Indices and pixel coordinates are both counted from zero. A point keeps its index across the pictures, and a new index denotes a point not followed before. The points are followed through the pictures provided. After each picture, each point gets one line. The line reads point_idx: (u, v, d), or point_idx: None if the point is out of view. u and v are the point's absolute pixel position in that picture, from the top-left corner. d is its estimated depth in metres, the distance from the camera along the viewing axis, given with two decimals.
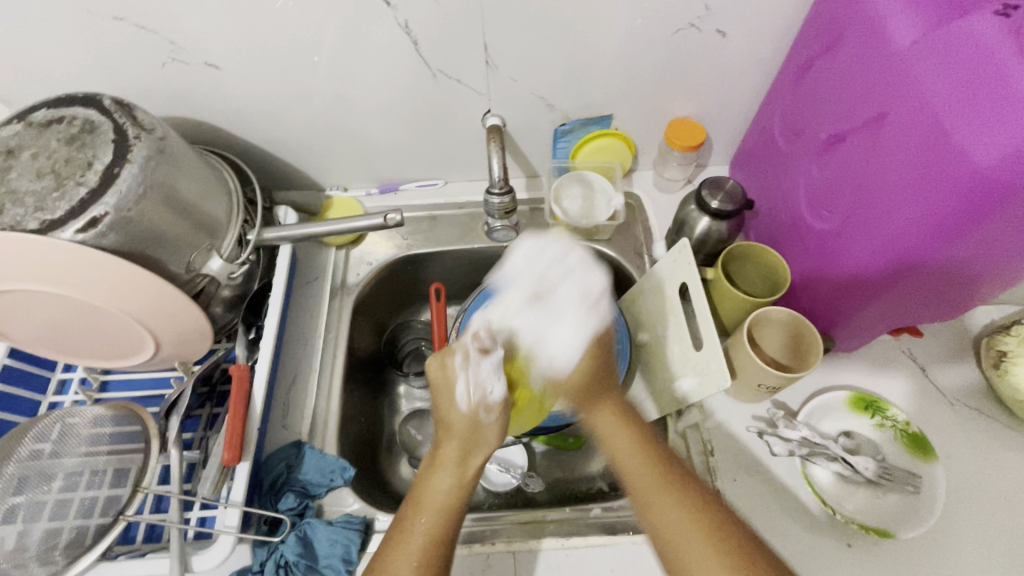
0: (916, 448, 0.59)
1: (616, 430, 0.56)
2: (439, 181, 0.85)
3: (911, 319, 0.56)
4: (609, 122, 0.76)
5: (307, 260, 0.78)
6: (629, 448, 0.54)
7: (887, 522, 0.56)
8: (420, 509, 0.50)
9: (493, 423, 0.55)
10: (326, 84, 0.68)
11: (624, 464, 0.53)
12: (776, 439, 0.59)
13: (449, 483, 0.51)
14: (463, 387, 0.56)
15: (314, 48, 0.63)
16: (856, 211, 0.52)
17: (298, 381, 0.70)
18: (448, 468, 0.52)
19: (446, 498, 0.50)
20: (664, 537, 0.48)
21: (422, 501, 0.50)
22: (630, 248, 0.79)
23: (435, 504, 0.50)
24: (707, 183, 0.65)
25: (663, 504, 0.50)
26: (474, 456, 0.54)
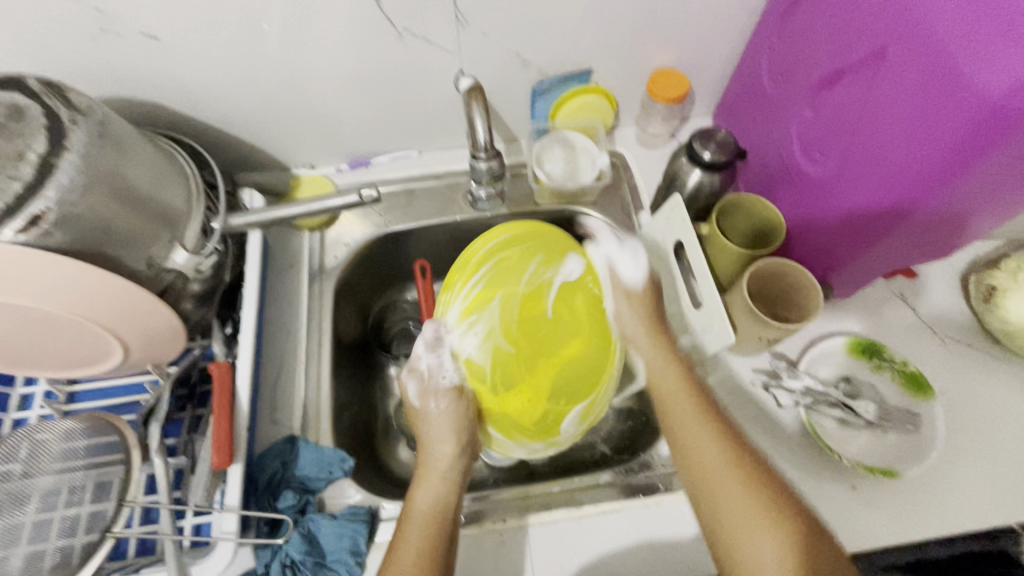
0: (912, 387, 0.59)
1: (705, 450, 0.52)
2: (413, 152, 0.80)
3: (905, 262, 0.56)
4: (589, 77, 0.73)
5: (280, 245, 0.73)
6: (690, 413, 0.55)
7: (888, 464, 0.56)
8: (411, 524, 0.52)
9: (443, 409, 0.56)
10: (281, 52, 0.62)
11: (687, 442, 0.53)
12: (780, 391, 0.61)
13: (437, 490, 0.55)
14: (438, 412, 0.57)
15: (264, 11, 0.57)
16: (856, 153, 0.50)
17: (284, 373, 0.66)
18: (434, 478, 0.55)
19: (433, 509, 0.53)
20: (699, 455, 0.52)
21: (410, 515, 0.53)
22: (618, 209, 0.77)
23: (424, 516, 0.52)
24: (698, 135, 0.61)
25: (721, 483, 0.50)
26: (453, 471, 0.56)
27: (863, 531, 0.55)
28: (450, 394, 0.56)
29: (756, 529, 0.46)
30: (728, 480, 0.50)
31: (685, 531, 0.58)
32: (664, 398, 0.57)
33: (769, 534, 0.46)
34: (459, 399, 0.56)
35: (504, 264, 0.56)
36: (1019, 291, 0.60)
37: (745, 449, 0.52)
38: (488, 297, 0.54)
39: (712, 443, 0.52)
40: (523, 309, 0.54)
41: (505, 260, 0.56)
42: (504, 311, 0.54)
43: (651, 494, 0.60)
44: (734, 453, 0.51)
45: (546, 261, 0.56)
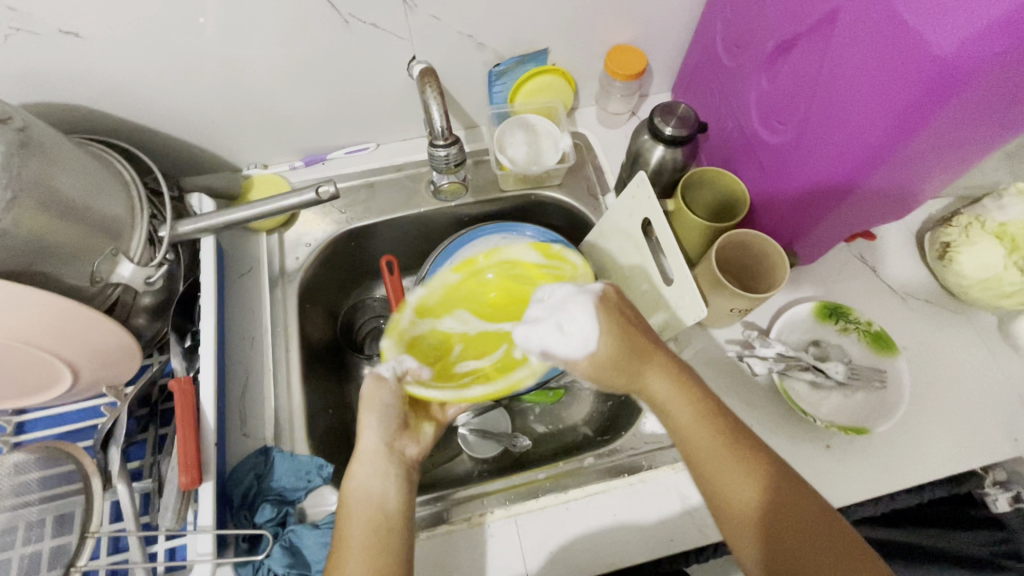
0: (878, 345, 0.61)
1: (697, 435, 0.48)
2: (370, 145, 0.78)
3: (863, 224, 0.57)
4: (545, 57, 0.71)
5: (235, 250, 0.70)
6: (681, 403, 0.49)
7: (858, 421, 0.58)
8: (351, 524, 0.48)
9: (369, 404, 0.51)
10: (218, 44, 0.58)
11: (683, 427, 0.49)
12: (754, 359, 0.61)
13: (368, 479, 0.50)
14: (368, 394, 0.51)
15: (197, 5, 0.54)
16: (813, 119, 0.51)
17: (251, 383, 0.63)
18: (364, 461, 0.50)
19: (371, 506, 0.49)
20: (708, 467, 0.47)
21: (348, 513, 0.49)
22: (584, 190, 0.76)
23: (365, 515, 0.48)
24: (658, 110, 0.60)
25: (730, 472, 0.46)
26: (390, 459, 0.51)
27: (840, 489, 0.56)
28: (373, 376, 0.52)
29: (770, 511, 0.45)
30: (739, 489, 0.46)
31: (672, 505, 0.58)
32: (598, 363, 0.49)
33: (780, 521, 0.44)
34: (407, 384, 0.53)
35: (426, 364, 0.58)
36: (971, 245, 0.62)
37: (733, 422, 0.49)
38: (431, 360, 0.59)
39: (697, 422, 0.48)
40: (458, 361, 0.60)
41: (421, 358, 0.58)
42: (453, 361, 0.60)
43: (635, 472, 0.60)
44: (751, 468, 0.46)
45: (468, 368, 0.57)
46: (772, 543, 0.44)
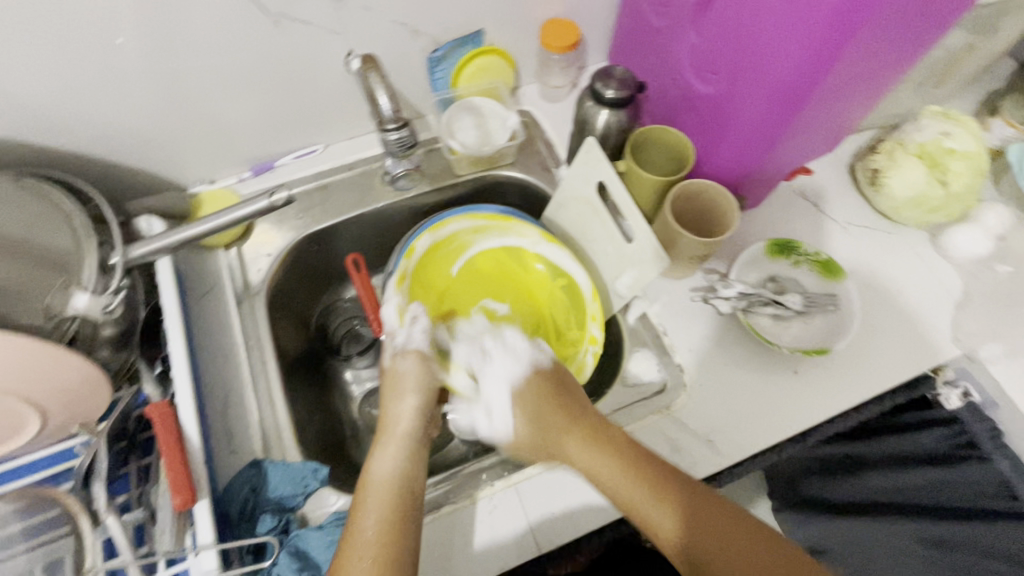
0: (827, 273, 0.65)
1: (602, 468, 0.53)
2: (318, 146, 0.76)
3: (792, 155, 0.62)
4: (482, 37, 0.72)
5: (194, 270, 0.68)
6: (581, 441, 0.55)
7: (816, 345, 0.62)
8: (370, 493, 0.52)
9: (409, 364, 0.62)
10: (147, 61, 0.57)
11: (594, 472, 0.53)
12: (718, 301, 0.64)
13: (390, 460, 0.55)
14: (404, 372, 0.62)
15: (123, 24, 0.53)
16: (739, 63, 0.54)
17: (232, 399, 0.62)
18: (388, 449, 0.56)
19: (387, 478, 0.53)
20: (622, 499, 0.51)
21: (366, 486, 0.53)
22: (538, 166, 0.78)
23: (380, 487, 0.52)
24: (597, 75, 0.61)
25: (639, 501, 0.50)
26: (410, 438, 0.58)
27: (808, 408, 0.61)
28: (416, 355, 0.62)
29: (688, 542, 0.47)
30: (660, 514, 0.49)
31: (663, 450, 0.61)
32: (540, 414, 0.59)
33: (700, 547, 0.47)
34: (422, 359, 0.63)
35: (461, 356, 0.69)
36: (897, 169, 0.67)
37: (631, 450, 0.53)
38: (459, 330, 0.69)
39: (599, 455, 0.53)
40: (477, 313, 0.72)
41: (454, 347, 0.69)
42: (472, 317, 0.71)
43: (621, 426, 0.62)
44: (660, 497, 0.49)
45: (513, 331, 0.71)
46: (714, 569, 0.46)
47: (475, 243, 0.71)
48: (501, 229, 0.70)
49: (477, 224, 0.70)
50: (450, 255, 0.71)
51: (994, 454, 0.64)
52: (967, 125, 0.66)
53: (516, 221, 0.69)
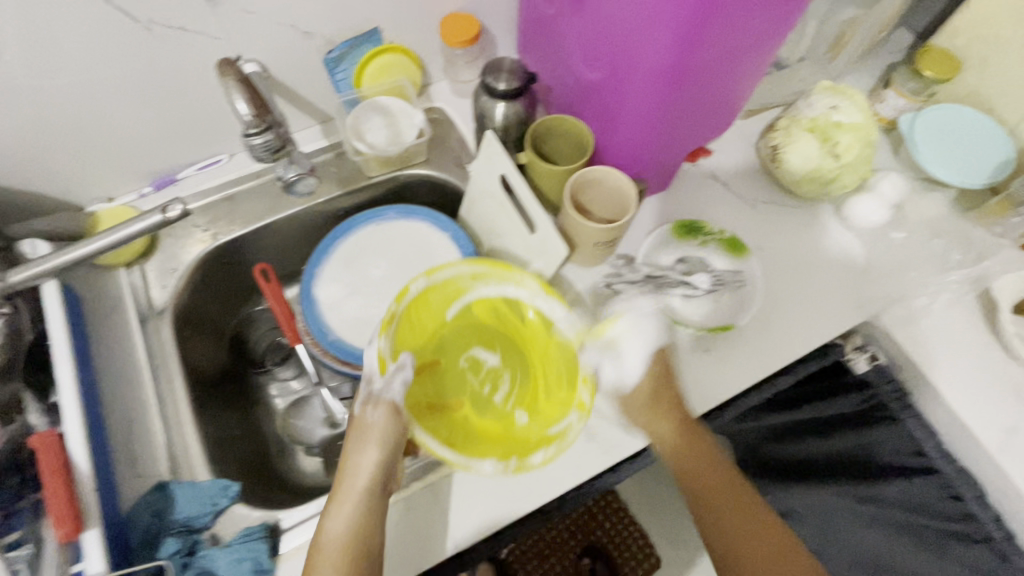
0: (732, 251, 0.67)
1: (692, 462, 0.59)
2: (223, 156, 0.74)
3: (684, 136, 0.64)
4: (379, 36, 0.71)
5: (93, 292, 0.66)
6: (666, 445, 0.59)
7: (707, 319, 0.64)
8: (319, 556, 0.51)
9: (375, 418, 0.56)
10: (22, 79, 0.55)
11: (686, 462, 0.59)
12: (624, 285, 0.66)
13: (342, 518, 0.52)
14: (374, 424, 0.56)
15: None
16: (618, 47, 0.54)
17: (135, 422, 0.60)
18: (345, 499, 0.54)
19: (341, 535, 0.51)
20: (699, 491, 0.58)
21: (320, 547, 0.52)
22: (451, 163, 0.78)
23: (333, 548, 0.51)
24: (486, 69, 0.62)
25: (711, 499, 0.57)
26: (370, 492, 0.54)
27: (719, 383, 0.62)
28: (388, 408, 0.57)
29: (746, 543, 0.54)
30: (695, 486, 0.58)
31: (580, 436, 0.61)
32: (645, 421, 0.59)
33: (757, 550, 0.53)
34: (395, 415, 0.57)
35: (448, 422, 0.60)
36: (793, 145, 0.69)
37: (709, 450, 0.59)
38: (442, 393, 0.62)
39: (678, 459, 0.59)
40: (468, 372, 0.64)
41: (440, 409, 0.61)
42: (465, 368, 0.65)
43: None
44: (703, 479, 0.58)
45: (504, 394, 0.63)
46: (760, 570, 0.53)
47: (473, 290, 0.63)
48: (501, 276, 0.61)
49: (477, 270, 0.62)
50: (361, 258, 0.70)
51: (902, 415, 0.68)
52: (856, 99, 0.68)
53: (515, 270, 0.61)
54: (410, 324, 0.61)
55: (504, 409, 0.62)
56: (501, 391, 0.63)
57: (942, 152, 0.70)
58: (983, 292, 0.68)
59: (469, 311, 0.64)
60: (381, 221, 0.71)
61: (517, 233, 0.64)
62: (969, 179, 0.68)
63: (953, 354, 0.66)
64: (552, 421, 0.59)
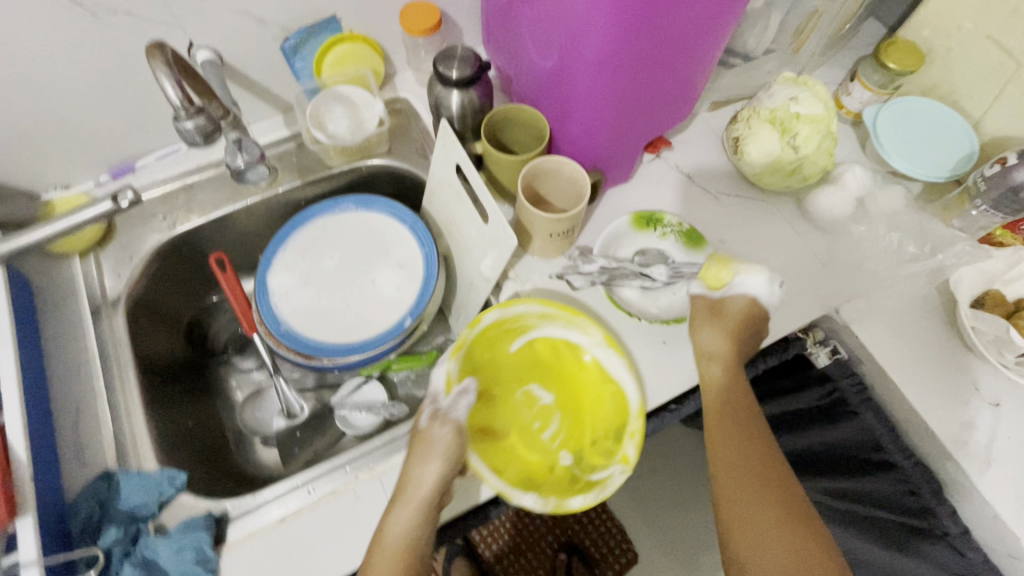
0: (692, 243, 0.67)
1: (729, 430, 0.56)
2: (183, 145, 0.73)
3: (639, 126, 0.63)
4: (338, 24, 0.70)
5: (44, 280, 0.65)
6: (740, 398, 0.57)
7: (724, 289, 0.61)
8: (379, 554, 0.50)
9: (445, 434, 0.55)
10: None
11: (725, 431, 0.56)
12: (577, 275, 0.65)
13: (405, 519, 0.51)
14: (442, 438, 0.55)
15: None
16: (564, 35, 0.54)
17: (84, 412, 0.60)
18: (407, 502, 0.53)
19: (401, 542, 0.50)
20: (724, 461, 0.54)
21: (381, 544, 0.51)
22: (414, 153, 0.77)
23: (394, 548, 0.50)
24: (438, 57, 0.61)
25: (735, 472, 0.53)
26: (432, 505, 0.53)
27: (674, 376, 0.62)
28: (455, 428, 0.56)
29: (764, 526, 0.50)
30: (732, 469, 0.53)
31: None
32: (712, 372, 0.59)
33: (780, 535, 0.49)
34: (460, 437, 0.56)
35: (499, 452, 0.60)
36: (754, 136, 0.68)
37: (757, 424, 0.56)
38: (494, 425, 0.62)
39: (750, 414, 0.56)
40: (522, 407, 0.63)
41: (492, 439, 0.61)
42: (520, 402, 0.63)
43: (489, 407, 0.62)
44: (737, 451, 0.54)
45: (553, 433, 0.62)
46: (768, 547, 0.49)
47: (538, 328, 0.61)
48: (568, 321, 0.60)
49: (547, 311, 0.60)
50: (316, 249, 0.70)
51: (862, 410, 0.67)
52: (815, 89, 0.68)
53: (583, 317, 0.59)
54: (473, 354, 0.61)
55: (552, 448, 0.61)
56: (550, 429, 0.62)
57: (906, 145, 0.70)
58: (942, 284, 0.68)
59: (532, 347, 0.63)
60: (337, 211, 0.71)
61: (472, 223, 0.64)
62: (932, 172, 0.68)
63: (912, 347, 0.65)
64: (593, 467, 0.58)
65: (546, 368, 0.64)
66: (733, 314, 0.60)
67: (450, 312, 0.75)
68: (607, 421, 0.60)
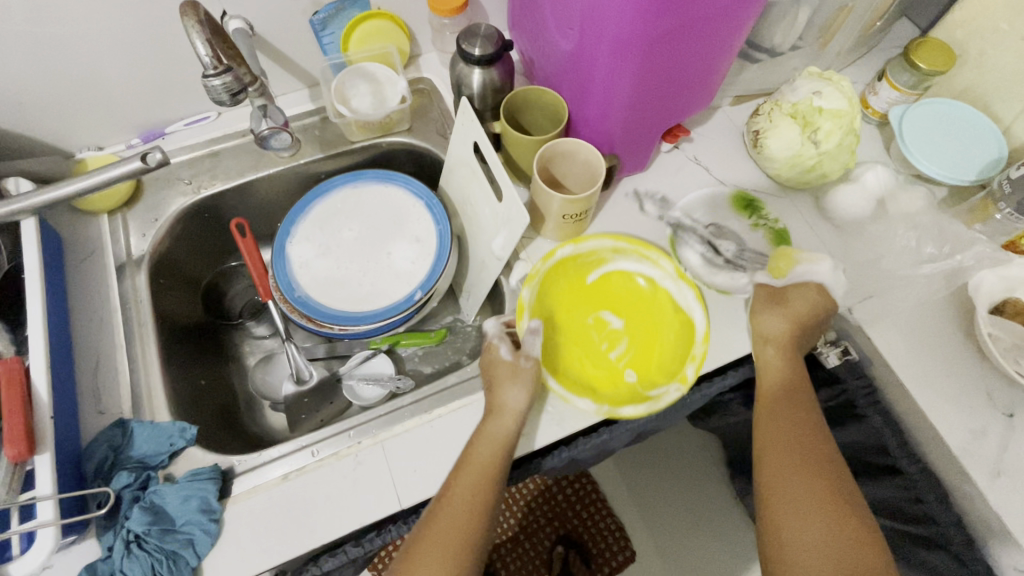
0: (779, 241, 0.68)
1: (782, 415, 0.58)
2: (211, 113, 0.76)
3: (657, 114, 0.63)
4: (366, 1, 0.71)
5: (73, 236, 0.67)
6: (798, 386, 0.60)
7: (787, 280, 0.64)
8: (472, 458, 0.53)
9: (529, 368, 0.58)
10: (12, 20, 0.57)
11: (773, 415, 0.58)
12: (654, 208, 0.71)
13: (500, 432, 0.55)
14: (528, 368, 0.58)
15: None
16: (585, 19, 0.54)
17: (102, 362, 0.62)
18: (502, 417, 0.55)
19: (498, 451, 0.54)
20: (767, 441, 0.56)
21: (476, 446, 0.54)
22: (434, 132, 0.78)
23: (487, 457, 0.53)
24: (461, 35, 0.62)
25: (779, 451, 0.55)
26: (519, 428, 0.55)
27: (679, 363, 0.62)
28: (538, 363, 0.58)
29: (803, 503, 0.52)
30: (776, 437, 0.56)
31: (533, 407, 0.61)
32: (770, 358, 0.61)
33: (822, 513, 0.51)
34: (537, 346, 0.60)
35: (566, 365, 0.62)
36: (774, 131, 0.67)
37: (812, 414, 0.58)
38: (566, 341, 0.63)
39: (808, 402, 0.59)
40: (595, 329, 0.64)
41: (561, 352, 0.63)
42: (593, 324, 0.65)
43: None
44: (785, 434, 0.56)
45: (622, 355, 0.63)
46: (802, 521, 0.51)
47: (614, 263, 0.66)
48: (641, 255, 0.65)
49: (620, 244, 0.65)
50: (331, 222, 0.71)
51: (869, 412, 0.66)
52: (839, 85, 0.66)
53: (657, 251, 0.64)
54: (554, 274, 0.65)
55: (618, 367, 0.62)
56: (618, 351, 0.63)
57: (928, 145, 0.68)
58: (961, 290, 0.66)
59: (607, 275, 0.66)
60: (354, 185, 0.73)
61: (487, 201, 0.65)
62: (950, 172, 0.66)
63: (929, 350, 0.63)
64: (653, 385, 0.60)
65: (621, 297, 0.65)
66: (798, 305, 0.62)
67: (461, 291, 0.75)
68: (671, 346, 0.62)
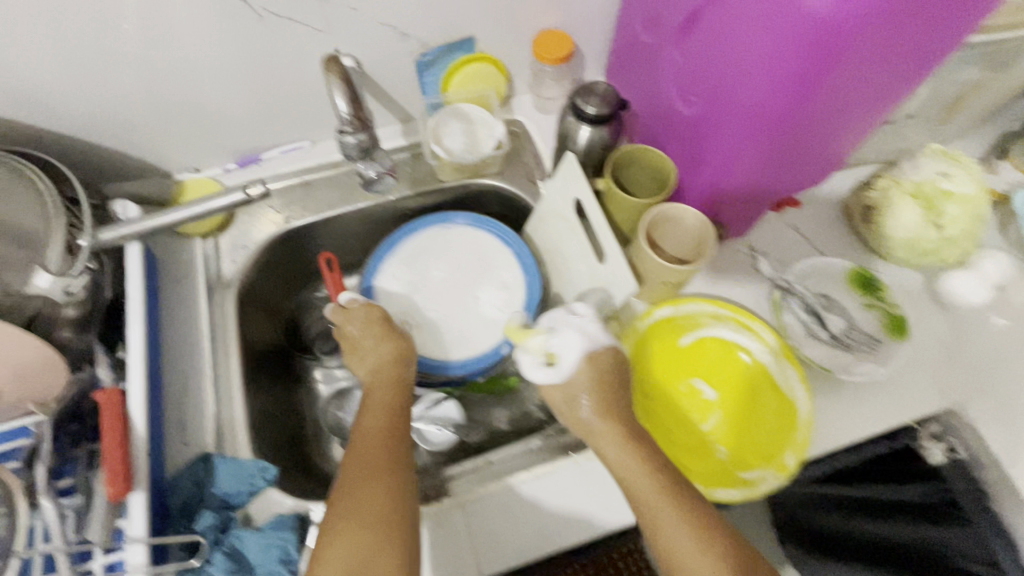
0: (894, 329, 0.62)
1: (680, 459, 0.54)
2: (305, 142, 0.76)
3: (771, 187, 0.60)
4: (473, 44, 0.71)
5: (167, 257, 0.68)
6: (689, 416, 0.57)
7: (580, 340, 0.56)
8: (356, 442, 0.52)
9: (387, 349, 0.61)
10: (142, 52, 0.58)
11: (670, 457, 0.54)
12: (764, 263, 0.67)
13: (378, 420, 0.54)
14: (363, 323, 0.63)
15: (112, 7, 0.53)
16: (717, 92, 0.52)
17: (188, 390, 0.62)
18: (372, 410, 0.56)
19: (378, 431, 0.53)
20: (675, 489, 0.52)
21: (357, 437, 0.53)
22: (523, 177, 0.77)
23: (368, 439, 0.52)
24: (579, 90, 0.61)
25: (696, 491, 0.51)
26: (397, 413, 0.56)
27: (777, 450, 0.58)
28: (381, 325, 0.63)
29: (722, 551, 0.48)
30: (619, 459, 0.51)
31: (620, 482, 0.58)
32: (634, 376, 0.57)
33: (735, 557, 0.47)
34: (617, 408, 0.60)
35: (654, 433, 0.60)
36: (891, 207, 0.64)
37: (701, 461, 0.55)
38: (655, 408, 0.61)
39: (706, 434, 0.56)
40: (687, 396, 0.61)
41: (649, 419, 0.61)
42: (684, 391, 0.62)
43: (580, 451, 0.60)
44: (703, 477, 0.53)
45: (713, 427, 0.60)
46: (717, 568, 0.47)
47: (711, 328, 0.63)
48: (741, 325, 0.62)
49: (719, 311, 0.63)
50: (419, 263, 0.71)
51: (975, 516, 0.58)
52: (966, 167, 0.65)
53: (760, 322, 0.62)
54: (648, 338, 0.63)
55: (709, 440, 0.59)
56: (711, 422, 0.60)
57: None
58: None
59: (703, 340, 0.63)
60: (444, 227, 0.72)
61: (584, 260, 0.63)
62: None
63: None
64: (747, 465, 0.58)
65: (715, 365, 0.62)
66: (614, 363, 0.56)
67: None
68: (767, 426, 0.59)
